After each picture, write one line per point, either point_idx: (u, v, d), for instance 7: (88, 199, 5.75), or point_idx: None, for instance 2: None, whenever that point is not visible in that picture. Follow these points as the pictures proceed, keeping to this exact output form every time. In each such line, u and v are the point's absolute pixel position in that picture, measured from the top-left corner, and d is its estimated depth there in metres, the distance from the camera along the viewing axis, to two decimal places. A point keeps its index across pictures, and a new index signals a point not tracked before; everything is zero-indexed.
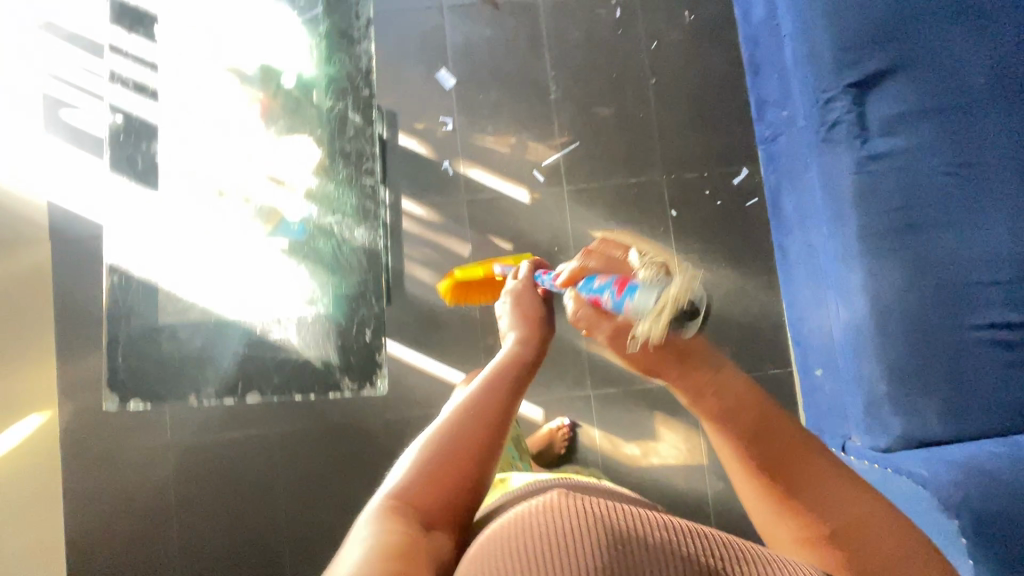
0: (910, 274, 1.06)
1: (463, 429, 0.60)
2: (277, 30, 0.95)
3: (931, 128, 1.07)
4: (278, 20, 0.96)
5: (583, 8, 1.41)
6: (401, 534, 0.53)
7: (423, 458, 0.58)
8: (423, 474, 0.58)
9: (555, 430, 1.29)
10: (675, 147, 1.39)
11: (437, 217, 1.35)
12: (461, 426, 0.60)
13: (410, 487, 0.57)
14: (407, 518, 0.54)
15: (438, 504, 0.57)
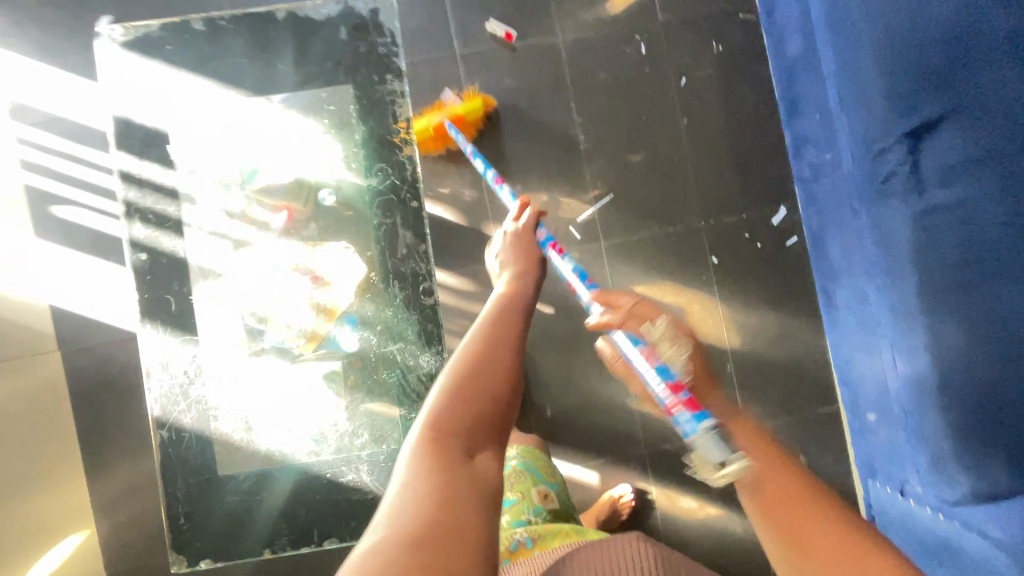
0: (973, 330, 1.01)
1: (481, 354, 0.62)
2: (305, 137, 0.86)
3: (991, 173, 1.01)
4: (302, 129, 0.86)
5: (606, 47, 1.33)
6: (444, 460, 0.53)
7: (448, 388, 0.59)
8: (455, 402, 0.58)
9: (618, 498, 1.28)
10: (711, 190, 1.35)
11: (474, 287, 1.29)
12: (480, 353, 0.62)
13: (442, 415, 0.57)
14: (449, 442, 0.55)
15: (471, 425, 0.57)
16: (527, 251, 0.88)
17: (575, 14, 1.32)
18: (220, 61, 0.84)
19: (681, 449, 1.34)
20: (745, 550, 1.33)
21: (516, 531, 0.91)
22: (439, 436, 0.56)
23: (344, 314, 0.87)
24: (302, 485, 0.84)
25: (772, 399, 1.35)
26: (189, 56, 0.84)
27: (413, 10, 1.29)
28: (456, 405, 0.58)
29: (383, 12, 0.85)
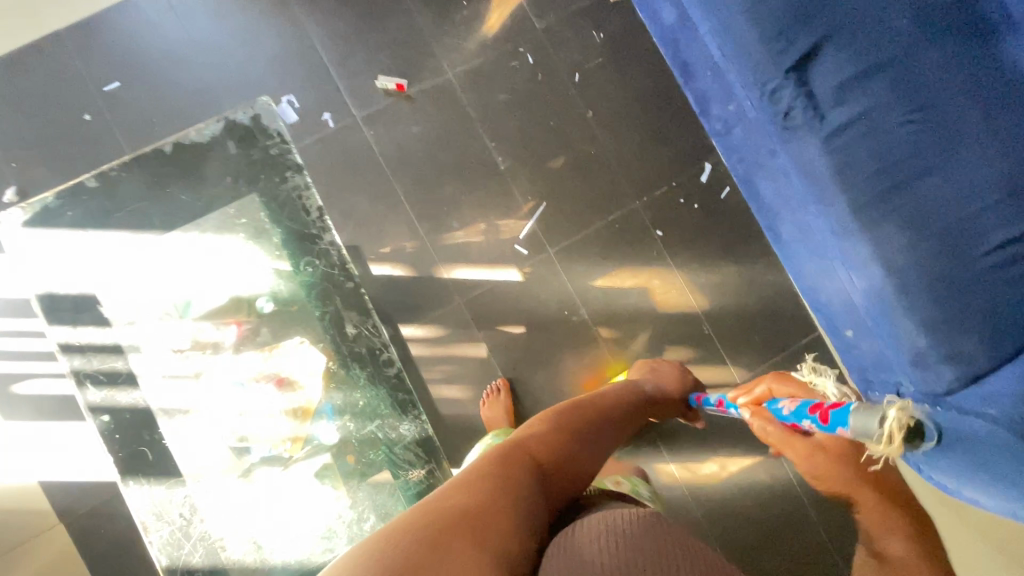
0: (910, 228, 1.06)
1: (573, 422, 0.78)
2: (232, 254, 0.88)
3: (879, 83, 1.08)
4: (222, 248, 0.88)
5: (495, 68, 1.36)
6: (514, 465, 0.64)
7: (543, 428, 0.74)
8: (543, 442, 0.71)
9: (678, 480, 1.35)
10: (636, 169, 1.38)
11: (443, 331, 1.30)
12: (571, 420, 0.78)
13: (535, 442, 0.71)
14: (524, 457, 0.67)
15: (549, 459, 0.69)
16: (670, 369, 1.16)
17: (457, 48, 1.35)
18: (127, 209, 0.86)
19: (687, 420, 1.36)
20: (778, 495, 1.35)
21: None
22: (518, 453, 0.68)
23: (319, 409, 0.88)
24: None
25: (757, 346, 1.38)
26: (93, 216, 0.86)
27: (303, 91, 1.31)
28: (548, 440, 0.72)
29: (265, 116, 0.88)
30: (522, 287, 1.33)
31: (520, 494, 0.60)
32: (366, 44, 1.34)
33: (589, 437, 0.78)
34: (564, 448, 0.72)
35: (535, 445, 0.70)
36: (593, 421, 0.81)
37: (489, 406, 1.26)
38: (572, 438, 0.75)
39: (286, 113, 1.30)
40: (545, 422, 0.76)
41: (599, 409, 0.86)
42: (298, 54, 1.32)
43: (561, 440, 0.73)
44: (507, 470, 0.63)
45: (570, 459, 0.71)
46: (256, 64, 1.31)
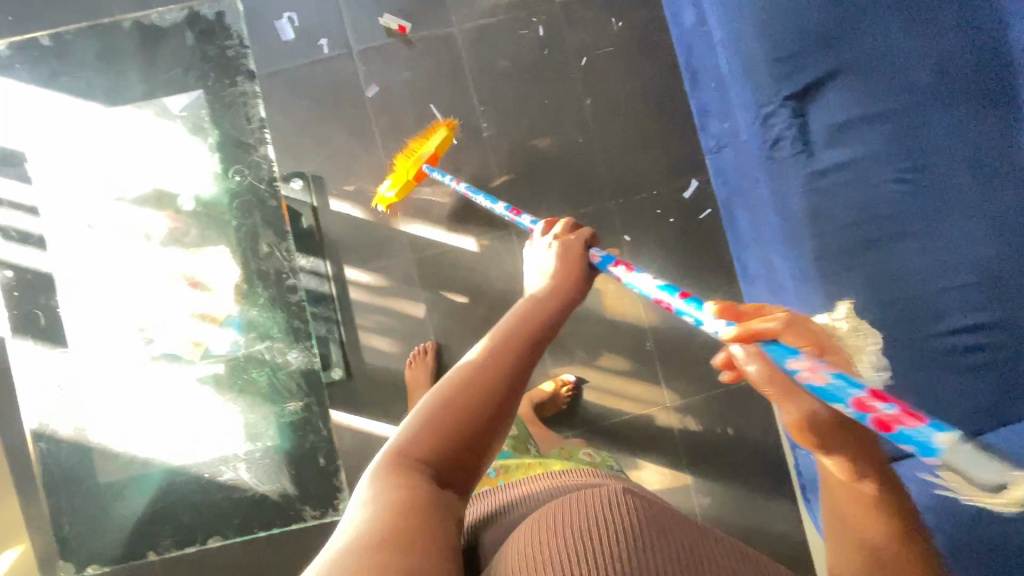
0: (871, 292, 1.03)
1: (469, 378, 0.57)
2: (178, 143, 0.87)
3: (881, 134, 1.02)
4: (157, 137, 0.87)
5: (502, 31, 1.32)
6: (401, 495, 0.47)
7: (430, 415, 0.54)
8: (434, 428, 0.53)
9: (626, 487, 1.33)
10: (619, 168, 1.34)
11: (386, 281, 1.30)
12: (461, 377, 0.57)
13: (418, 443, 0.53)
14: (418, 484, 0.49)
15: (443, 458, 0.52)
16: (572, 256, 0.75)
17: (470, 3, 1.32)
18: (71, 76, 0.85)
19: (606, 430, 1.33)
20: None
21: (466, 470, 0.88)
22: (409, 464, 0.51)
23: (225, 319, 0.87)
24: (182, 487, 0.85)
25: (696, 375, 1.34)
26: (37, 73, 0.85)
27: (306, 12, 1.30)
28: (435, 433, 0.53)
29: (230, 15, 0.86)
30: (474, 258, 1.31)
31: (424, 521, 0.45)
32: None
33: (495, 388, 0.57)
34: (465, 432, 0.54)
35: (413, 439, 0.53)
36: (501, 375, 0.58)
37: (415, 367, 1.25)
38: (472, 408, 0.55)
39: (284, 31, 1.29)
40: (438, 395, 0.56)
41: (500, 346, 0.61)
42: None
43: (456, 420, 0.54)
44: (398, 489, 0.47)
45: (471, 443, 0.54)
46: None
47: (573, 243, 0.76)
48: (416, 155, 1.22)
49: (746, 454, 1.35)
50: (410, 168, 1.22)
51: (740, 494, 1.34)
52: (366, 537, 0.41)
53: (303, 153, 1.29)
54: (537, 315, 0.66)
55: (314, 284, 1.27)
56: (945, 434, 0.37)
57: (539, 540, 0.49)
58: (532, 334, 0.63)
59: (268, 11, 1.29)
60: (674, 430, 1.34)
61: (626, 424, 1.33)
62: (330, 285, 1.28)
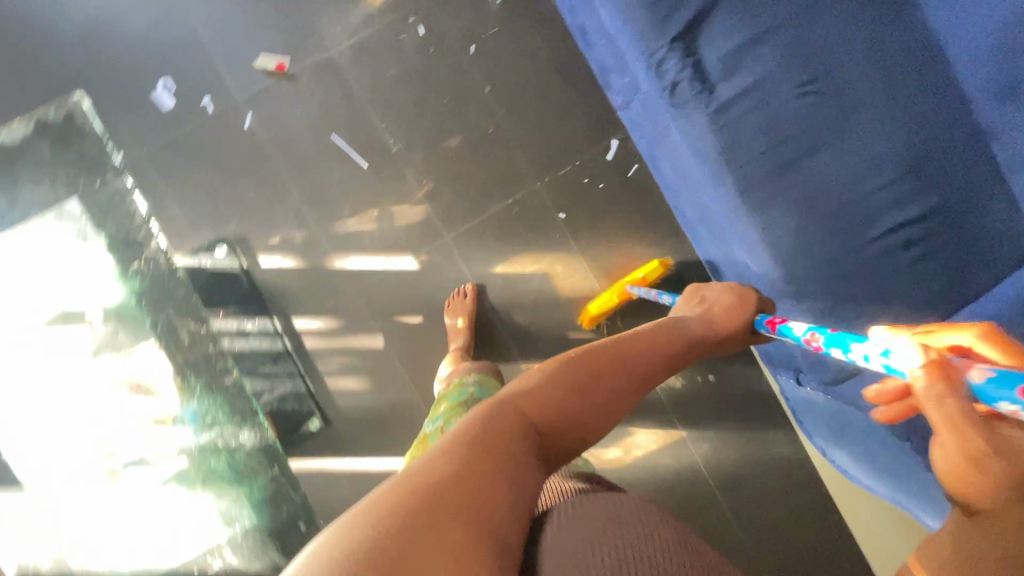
0: (802, 213, 1.01)
1: (584, 366, 0.64)
2: (69, 250, 0.84)
3: (774, 51, 1.00)
4: (50, 256, 0.84)
5: (383, 40, 1.27)
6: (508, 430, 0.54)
7: (546, 382, 0.61)
8: (547, 395, 0.60)
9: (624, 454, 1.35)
10: (538, 147, 1.30)
11: (337, 322, 1.29)
12: (575, 363, 0.65)
13: (530, 397, 0.59)
14: (523, 427, 0.55)
15: (547, 418, 0.58)
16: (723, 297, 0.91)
17: (342, 20, 1.26)
18: None
19: None
20: (681, 477, 1.35)
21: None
22: (518, 413, 0.57)
23: (175, 416, 0.87)
24: None
25: None
26: None
27: (179, 74, 1.25)
28: (546, 395, 0.60)
29: (79, 114, 0.84)
30: (418, 275, 1.30)
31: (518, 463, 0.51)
32: (243, 18, 1.25)
33: (605, 385, 0.64)
34: (566, 407, 0.60)
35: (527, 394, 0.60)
36: (612, 371, 0.66)
37: (454, 307, 1.28)
38: (582, 394, 0.62)
39: (163, 99, 1.25)
40: (558, 372, 0.64)
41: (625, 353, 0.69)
42: (171, 31, 1.25)
43: (565, 396, 0.61)
44: (505, 430, 0.54)
45: (581, 417, 0.60)
46: (128, 44, 1.24)
47: (733, 297, 0.91)
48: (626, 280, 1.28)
49: (731, 392, 1.36)
50: (616, 290, 1.27)
51: (735, 431, 1.36)
52: (471, 460, 0.49)
53: (218, 217, 1.26)
54: (665, 338, 0.78)
55: (266, 344, 1.26)
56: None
57: (584, 528, 0.50)
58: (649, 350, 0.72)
59: (141, 83, 1.25)
60: (656, 388, 1.36)
61: None
62: (283, 340, 1.27)
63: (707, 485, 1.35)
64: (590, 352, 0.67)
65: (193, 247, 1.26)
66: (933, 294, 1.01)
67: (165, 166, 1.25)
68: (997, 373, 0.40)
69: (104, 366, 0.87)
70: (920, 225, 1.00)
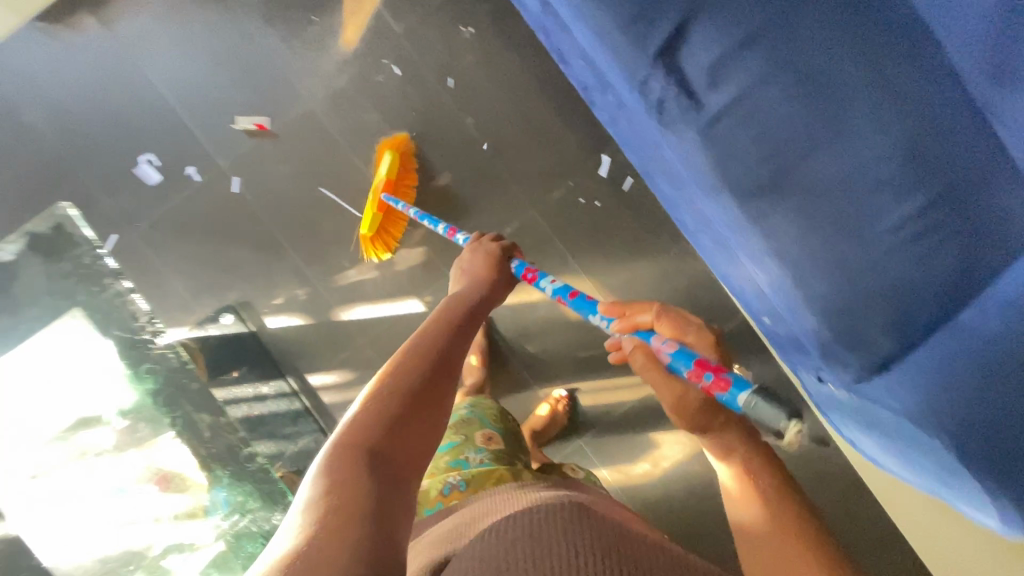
0: (804, 219, 0.98)
1: (412, 370, 0.61)
2: (78, 349, 0.94)
3: (759, 55, 0.96)
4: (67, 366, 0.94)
5: (359, 85, 1.25)
6: (350, 474, 0.49)
7: (367, 404, 0.57)
8: (379, 420, 0.56)
9: (653, 467, 1.35)
10: (528, 173, 1.29)
11: (351, 374, 1.28)
12: (397, 379, 0.60)
13: (360, 427, 0.55)
14: (364, 462, 0.51)
15: (383, 435, 0.55)
16: (477, 263, 0.92)
17: (315, 70, 1.25)
18: None
19: (613, 423, 1.36)
20: (713, 483, 1.35)
21: (448, 474, 0.89)
22: (354, 453, 0.52)
23: (207, 504, 0.93)
24: None
25: None
26: None
27: (160, 147, 1.24)
28: (375, 419, 0.56)
29: (69, 225, 0.88)
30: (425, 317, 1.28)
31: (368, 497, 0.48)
32: (217, 83, 1.24)
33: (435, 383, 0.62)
34: (402, 412, 0.57)
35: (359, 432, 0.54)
36: (427, 353, 0.65)
37: None
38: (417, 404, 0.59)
39: (147, 174, 1.24)
40: (384, 393, 0.59)
41: (431, 334, 0.68)
42: (147, 106, 1.24)
43: (392, 405, 0.58)
44: (355, 479, 0.49)
45: (414, 416, 0.58)
46: (104, 124, 1.23)
47: (494, 252, 0.94)
48: (379, 186, 1.20)
49: None
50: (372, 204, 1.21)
51: None
52: (338, 539, 0.43)
53: (219, 284, 1.26)
54: (466, 308, 0.77)
55: (284, 405, 1.26)
56: (743, 397, 0.58)
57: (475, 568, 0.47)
58: (451, 322, 0.72)
59: (123, 162, 1.24)
60: None
61: (629, 411, 1.35)
62: (300, 399, 1.26)
63: None
64: (412, 355, 0.64)
65: (200, 317, 1.26)
66: (951, 289, 0.95)
67: (159, 240, 1.25)
68: (676, 355, 0.69)
69: (134, 464, 0.94)
70: (930, 217, 0.95)
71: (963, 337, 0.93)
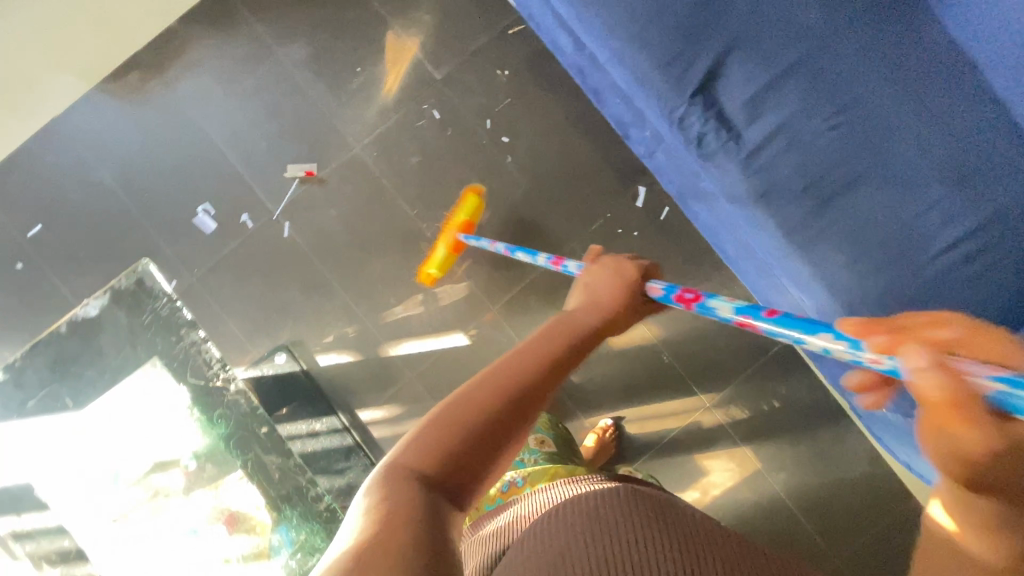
0: (851, 246, 1.00)
1: (494, 395, 0.53)
2: (136, 395, 0.88)
3: (796, 90, 1.00)
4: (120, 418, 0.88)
5: (402, 130, 1.31)
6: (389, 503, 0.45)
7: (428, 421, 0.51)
8: (437, 444, 0.50)
9: (702, 494, 1.34)
10: (567, 206, 1.31)
11: (400, 408, 1.31)
12: (470, 397, 0.52)
13: (413, 448, 0.50)
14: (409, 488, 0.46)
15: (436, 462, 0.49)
16: (604, 280, 0.75)
17: (360, 119, 1.31)
18: (45, 391, 0.88)
19: (661, 450, 1.35)
20: (765, 510, 1.33)
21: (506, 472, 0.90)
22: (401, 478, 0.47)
23: (272, 543, 0.88)
24: None
25: (721, 365, 1.34)
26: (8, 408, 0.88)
27: (216, 197, 1.31)
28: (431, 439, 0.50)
29: (148, 279, 0.88)
30: (470, 350, 1.31)
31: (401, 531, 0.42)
32: (269, 135, 1.31)
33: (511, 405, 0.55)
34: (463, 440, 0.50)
35: (424, 452, 0.50)
36: (514, 375, 0.54)
37: None
38: (486, 427, 0.52)
39: (205, 223, 1.31)
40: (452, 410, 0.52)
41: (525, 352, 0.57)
42: (204, 159, 1.31)
43: (455, 428, 0.51)
44: (397, 513, 0.44)
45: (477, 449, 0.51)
46: (165, 177, 1.31)
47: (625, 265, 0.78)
48: (453, 226, 1.25)
49: (802, 416, 1.34)
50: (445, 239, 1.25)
51: (813, 454, 1.33)
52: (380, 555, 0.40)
53: (273, 325, 1.31)
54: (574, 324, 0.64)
55: (337, 440, 1.28)
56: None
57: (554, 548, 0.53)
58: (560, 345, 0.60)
59: (183, 212, 1.31)
60: (724, 424, 1.34)
61: (675, 439, 1.35)
62: (351, 435, 1.29)
63: (793, 513, 1.32)
64: (509, 362, 0.55)
65: (255, 357, 1.31)
66: (1003, 308, 0.97)
67: (216, 285, 1.31)
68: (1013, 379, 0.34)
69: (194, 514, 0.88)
70: (978, 238, 0.97)
71: None
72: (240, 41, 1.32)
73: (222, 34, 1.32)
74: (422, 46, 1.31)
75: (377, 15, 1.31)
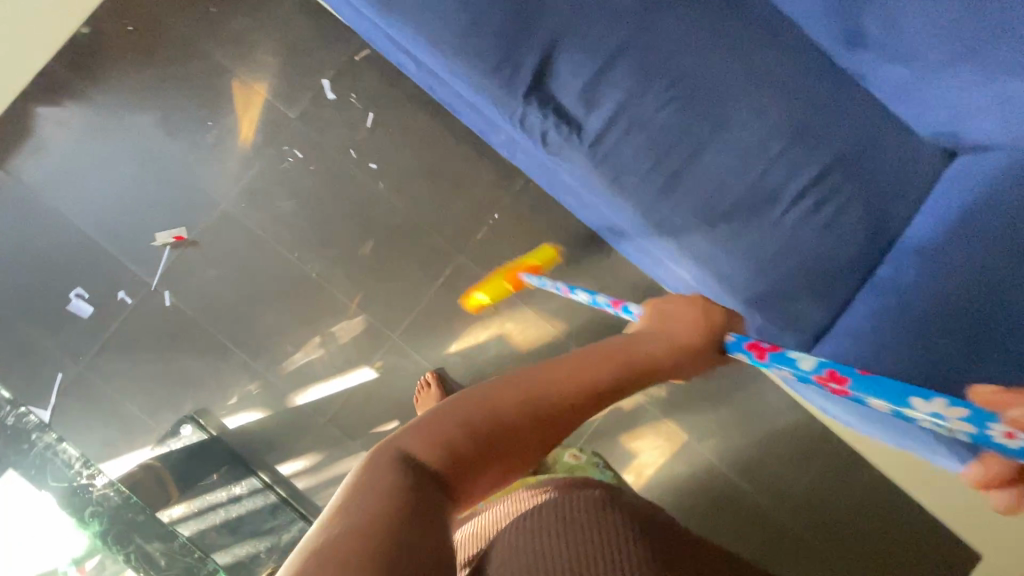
0: (707, 214, 0.99)
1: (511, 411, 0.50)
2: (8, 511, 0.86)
3: (626, 71, 1.00)
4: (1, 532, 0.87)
5: (267, 177, 1.29)
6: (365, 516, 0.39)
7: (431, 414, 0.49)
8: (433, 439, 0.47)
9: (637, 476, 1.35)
10: (446, 220, 1.30)
11: (319, 455, 1.29)
12: (482, 405, 0.50)
13: (399, 454, 0.45)
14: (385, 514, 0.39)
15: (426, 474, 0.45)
16: (687, 309, 0.68)
17: (222, 173, 1.28)
18: None
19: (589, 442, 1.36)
20: (700, 479, 1.35)
21: None
22: (385, 492, 0.41)
23: None
24: None
25: None
26: None
27: (87, 279, 1.27)
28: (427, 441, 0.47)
29: None
30: (379, 382, 1.29)
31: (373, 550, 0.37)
32: (131, 205, 1.27)
33: (487, 447, 0.48)
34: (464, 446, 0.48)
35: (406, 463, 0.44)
36: (542, 389, 0.52)
37: (422, 401, 1.25)
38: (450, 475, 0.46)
39: (81, 307, 1.26)
40: (406, 448, 0.46)
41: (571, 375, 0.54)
42: (67, 242, 1.27)
43: (463, 429, 0.48)
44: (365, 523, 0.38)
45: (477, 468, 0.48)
46: (30, 268, 1.26)
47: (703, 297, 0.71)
48: (517, 267, 1.22)
49: (718, 381, 1.35)
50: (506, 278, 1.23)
51: (737, 416, 1.35)
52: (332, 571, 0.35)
53: (174, 397, 1.27)
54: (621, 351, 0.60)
55: (260, 500, 1.26)
56: None
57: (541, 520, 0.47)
58: (604, 368, 0.57)
59: (55, 301, 1.26)
60: (644, 404, 1.36)
61: (602, 428, 1.35)
62: (274, 491, 1.27)
63: (726, 477, 1.34)
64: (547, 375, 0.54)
65: (161, 435, 1.26)
66: (859, 247, 0.99)
67: (105, 368, 1.26)
68: None
69: None
70: (824, 184, 0.99)
71: (884, 289, 0.96)
72: (81, 114, 1.27)
73: (62, 111, 1.27)
74: (270, 88, 1.28)
75: (219, 65, 1.29)
